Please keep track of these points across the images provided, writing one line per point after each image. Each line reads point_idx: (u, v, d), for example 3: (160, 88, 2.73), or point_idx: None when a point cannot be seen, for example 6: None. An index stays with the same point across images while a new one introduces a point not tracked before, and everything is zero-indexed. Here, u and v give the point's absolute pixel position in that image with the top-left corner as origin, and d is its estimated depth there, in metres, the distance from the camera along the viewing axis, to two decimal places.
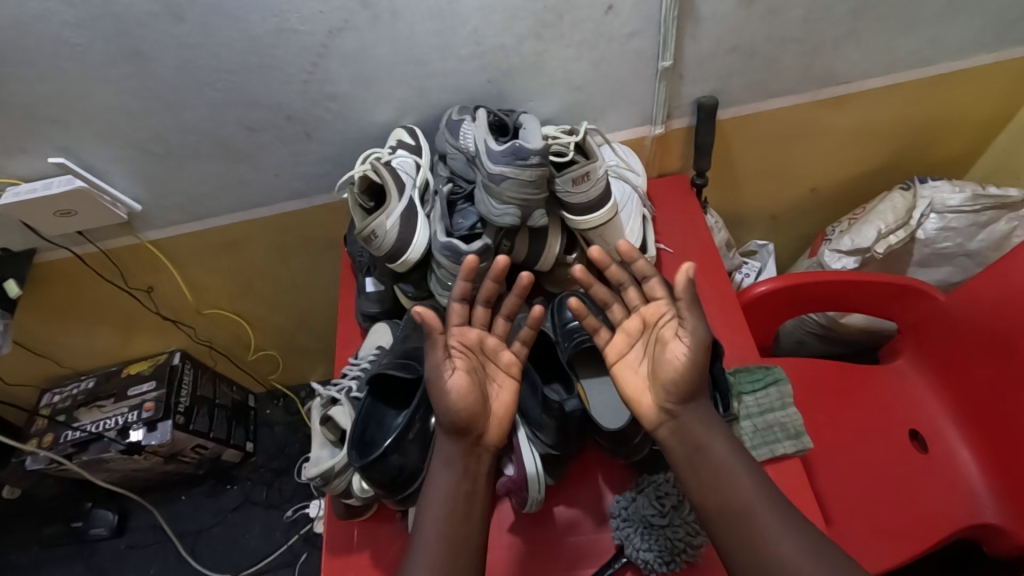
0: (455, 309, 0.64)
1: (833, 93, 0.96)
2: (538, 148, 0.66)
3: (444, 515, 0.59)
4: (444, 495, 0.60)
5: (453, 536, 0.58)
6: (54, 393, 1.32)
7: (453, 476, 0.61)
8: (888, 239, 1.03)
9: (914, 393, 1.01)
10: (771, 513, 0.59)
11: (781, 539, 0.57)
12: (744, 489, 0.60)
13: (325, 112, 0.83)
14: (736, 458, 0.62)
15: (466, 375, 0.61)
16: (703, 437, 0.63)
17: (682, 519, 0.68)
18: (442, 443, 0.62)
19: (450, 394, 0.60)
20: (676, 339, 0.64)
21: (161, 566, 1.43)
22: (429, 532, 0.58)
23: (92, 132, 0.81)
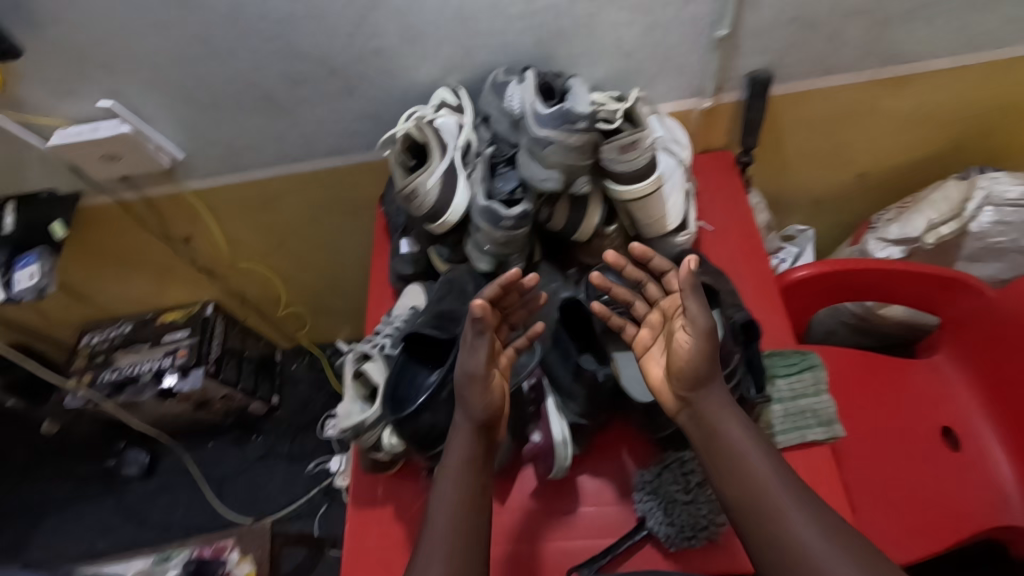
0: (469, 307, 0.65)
1: (895, 73, 0.92)
2: (586, 113, 0.65)
3: (459, 499, 0.60)
4: (456, 479, 0.61)
5: (468, 520, 0.59)
6: (93, 335, 1.37)
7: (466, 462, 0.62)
8: (939, 230, 0.99)
9: (950, 390, 0.98)
10: (783, 493, 0.58)
11: (795, 521, 0.56)
12: (757, 473, 0.59)
13: (369, 68, 0.82)
14: (751, 441, 0.61)
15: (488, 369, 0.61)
16: (719, 421, 0.62)
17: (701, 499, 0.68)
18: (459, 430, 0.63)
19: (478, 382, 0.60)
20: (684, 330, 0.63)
21: (187, 508, 1.49)
22: (442, 518, 0.59)
23: (140, 78, 0.81)
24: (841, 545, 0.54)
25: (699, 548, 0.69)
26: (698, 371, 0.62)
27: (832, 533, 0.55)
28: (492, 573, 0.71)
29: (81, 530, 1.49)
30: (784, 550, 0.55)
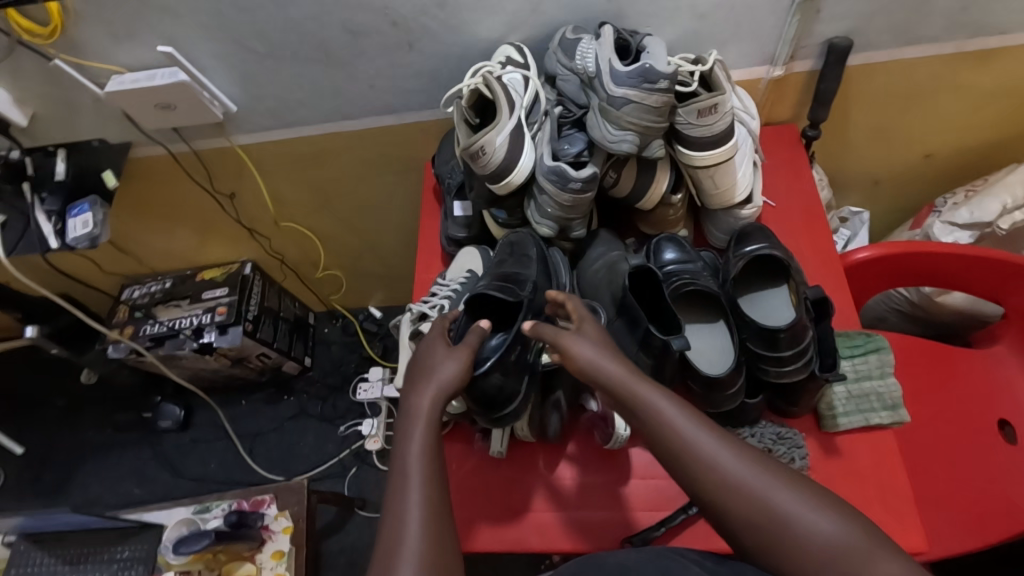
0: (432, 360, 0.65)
1: (981, 45, 0.87)
2: (668, 72, 0.62)
3: (426, 478, 0.56)
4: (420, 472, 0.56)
5: (439, 499, 0.55)
6: (134, 289, 1.39)
7: (427, 443, 0.58)
8: (1013, 214, 0.93)
9: (1011, 381, 0.95)
10: (708, 440, 0.55)
11: (737, 474, 0.53)
12: (688, 437, 0.55)
13: (431, 21, 0.79)
14: (664, 397, 0.58)
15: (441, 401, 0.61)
16: (637, 390, 0.58)
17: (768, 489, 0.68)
18: (421, 408, 0.61)
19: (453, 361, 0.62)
20: (584, 323, 0.64)
21: (221, 461, 1.52)
22: (413, 497, 0.54)
23: (198, 23, 0.79)
24: (774, 477, 0.52)
25: None
26: (590, 355, 0.60)
27: (769, 471, 0.53)
28: (538, 538, 0.72)
29: (118, 477, 1.53)
30: (730, 502, 0.52)
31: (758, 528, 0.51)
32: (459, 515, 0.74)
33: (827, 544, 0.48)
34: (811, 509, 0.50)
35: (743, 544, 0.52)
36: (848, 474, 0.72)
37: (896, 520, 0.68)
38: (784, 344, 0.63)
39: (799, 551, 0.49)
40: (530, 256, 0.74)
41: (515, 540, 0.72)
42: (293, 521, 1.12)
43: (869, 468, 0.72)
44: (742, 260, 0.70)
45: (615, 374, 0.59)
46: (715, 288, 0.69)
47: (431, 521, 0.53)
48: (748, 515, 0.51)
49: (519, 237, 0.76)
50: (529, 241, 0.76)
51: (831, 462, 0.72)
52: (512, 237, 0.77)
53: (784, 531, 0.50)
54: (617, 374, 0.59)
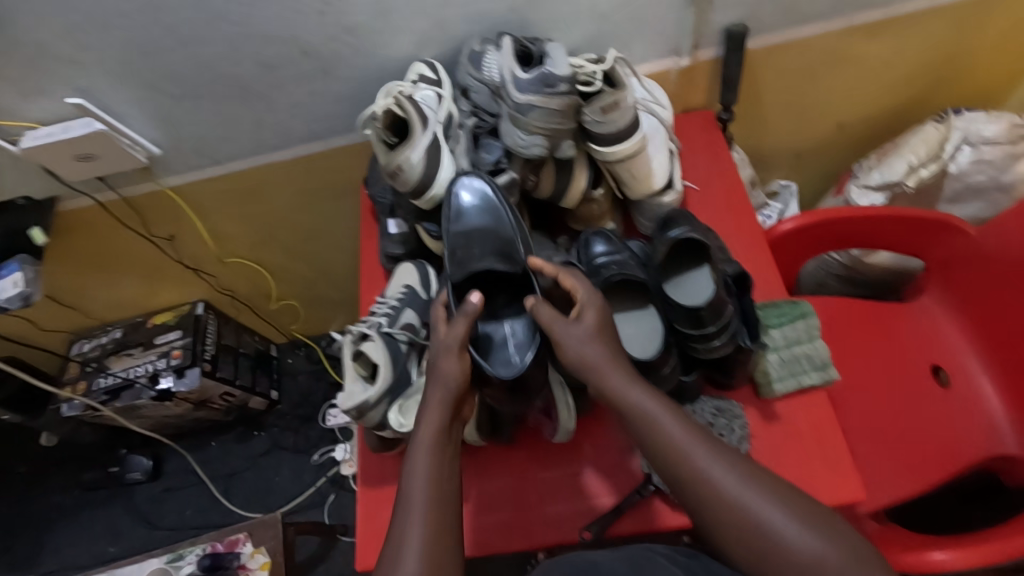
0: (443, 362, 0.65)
1: (868, 18, 0.92)
2: (566, 75, 0.65)
3: (431, 475, 0.60)
4: (425, 482, 0.59)
5: (442, 493, 0.59)
6: (84, 343, 1.36)
7: (430, 456, 0.61)
8: (919, 172, 1.01)
9: (938, 330, 1.01)
10: (709, 453, 0.59)
11: (728, 487, 0.57)
12: (684, 451, 0.59)
13: (342, 47, 0.81)
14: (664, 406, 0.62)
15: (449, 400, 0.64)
16: (632, 399, 0.62)
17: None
18: (432, 412, 0.63)
19: (454, 358, 0.64)
20: (585, 311, 0.65)
21: (197, 506, 1.49)
22: (417, 507, 0.58)
23: (107, 72, 0.79)
24: (763, 492, 0.57)
25: None
26: (583, 354, 0.64)
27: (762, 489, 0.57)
28: (514, 537, 0.73)
29: (92, 537, 1.49)
30: (718, 510, 0.57)
31: (744, 537, 0.55)
32: (481, 522, 0.74)
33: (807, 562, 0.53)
34: (795, 524, 0.55)
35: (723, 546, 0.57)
36: (789, 438, 0.75)
37: (835, 474, 0.72)
38: (708, 319, 0.67)
39: (787, 563, 0.54)
40: (500, 206, 0.71)
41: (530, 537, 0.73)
42: (270, 557, 1.11)
43: (808, 429, 0.75)
44: (665, 244, 0.72)
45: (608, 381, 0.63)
46: (642, 276, 0.72)
47: (431, 517, 0.57)
48: (735, 523, 0.56)
49: (476, 190, 0.72)
50: (495, 191, 0.72)
51: (771, 428, 0.76)
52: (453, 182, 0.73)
53: (770, 544, 0.54)
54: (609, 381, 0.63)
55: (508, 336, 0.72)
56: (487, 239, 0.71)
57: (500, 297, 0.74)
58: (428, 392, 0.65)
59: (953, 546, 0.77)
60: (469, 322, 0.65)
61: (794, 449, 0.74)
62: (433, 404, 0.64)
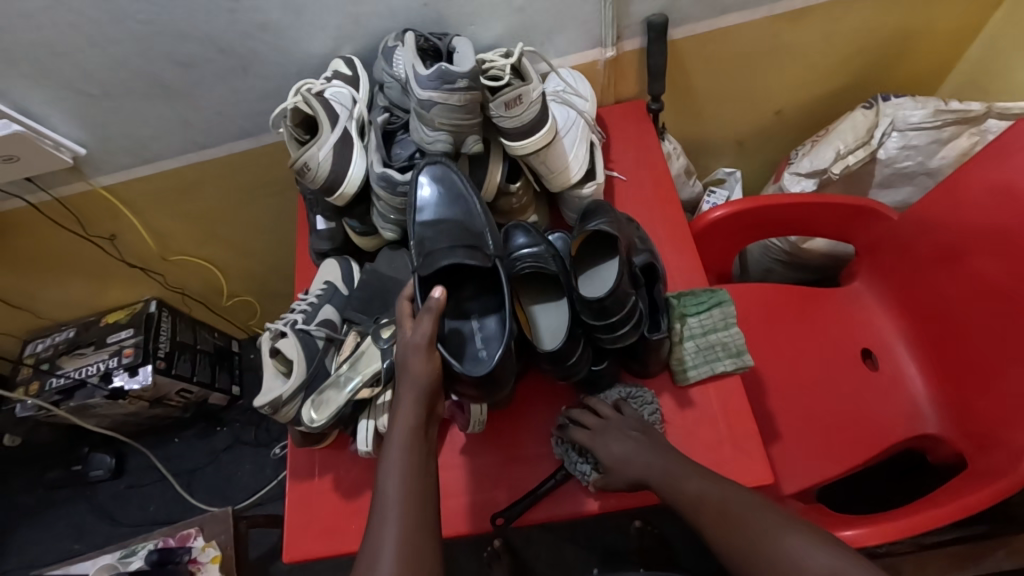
0: (408, 361, 0.63)
1: (791, 8, 0.93)
2: (466, 71, 0.65)
3: (406, 474, 0.60)
4: (399, 479, 0.60)
5: (419, 491, 0.60)
6: (37, 343, 1.36)
7: (406, 460, 0.61)
8: (847, 159, 1.02)
9: (867, 313, 1.03)
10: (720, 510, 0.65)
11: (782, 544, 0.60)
12: (735, 516, 0.63)
13: (258, 44, 0.81)
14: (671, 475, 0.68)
15: (417, 399, 0.63)
16: (680, 479, 0.67)
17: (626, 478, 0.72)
18: (406, 407, 0.63)
19: (421, 356, 0.63)
20: (614, 442, 0.72)
21: (159, 502, 1.50)
22: (391, 514, 0.58)
23: (21, 73, 0.79)
24: (821, 549, 0.59)
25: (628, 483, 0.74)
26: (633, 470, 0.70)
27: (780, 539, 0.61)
28: (452, 523, 0.75)
29: (56, 535, 1.50)
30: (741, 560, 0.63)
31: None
32: (477, 500, 0.76)
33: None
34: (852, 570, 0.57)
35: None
36: (702, 423, 0.77)
37: (742, 457, 0.74)
38: (612, 310, 0.68)
39: None
40: (464, 192, 0.70)
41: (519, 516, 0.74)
42: (221, 550, 1.12)
43: (721, 415, 0.77)
44: (583, 235, 0.74)
45: (662, 477, 0.68)
46: (558, 270, 0.72)
47: (405, 517, 0.58)
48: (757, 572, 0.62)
49: (434, 174, 0.71)
50: (455, 172, 0.70)
51: (685, 414, 0.78)
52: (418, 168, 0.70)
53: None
54: (663, 477, 0.68)
55: (477, 329, 0.72)
56: (451, 229, 0.68)
57: (467, 289, 0.73)
58: (400, 389, 0.64)
59: (865, 523, 0.78)
60: (435, 318, 0.63)
61: (706, 432, 0.76)
62: (405, 404, 0.63)
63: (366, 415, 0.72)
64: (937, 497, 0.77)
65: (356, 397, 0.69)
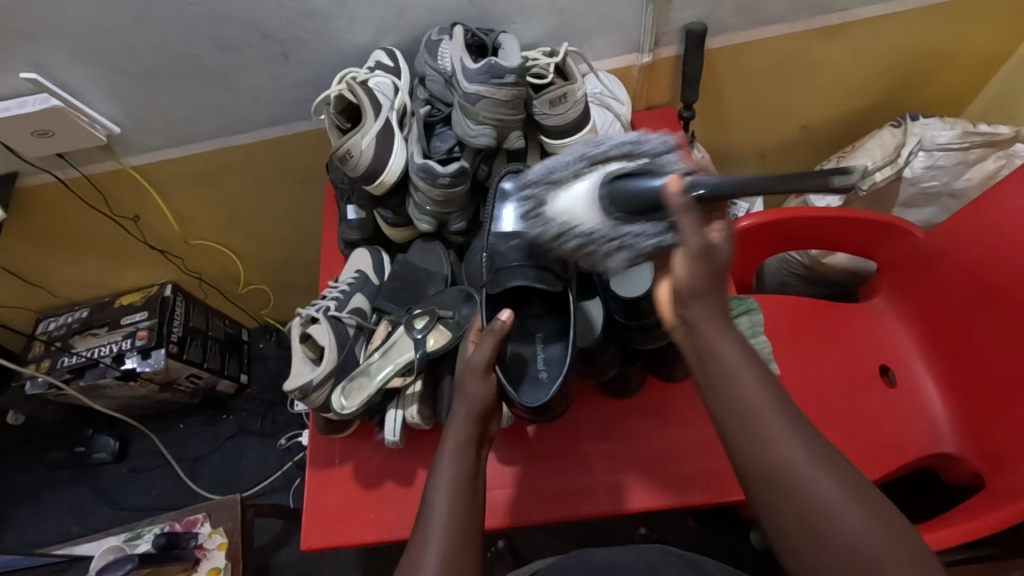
0: (468, 379, 0.64)
1: (827, 22, 0.94)
2: (514, 66, 0.66)
3: (455, 489, 0.59)
4: (448, 493, 0.58)
5: (466, 506, 0.58)
6: (49, 321, 1.35)
7: (457, 473, 0.60)
8: (874, 176, 1.02)
9: (886, 330, 1.03)
10: (781, 414, 0.51)
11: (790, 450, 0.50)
12: (745, 392, 0.52)
13: (302, 32, 0.81)
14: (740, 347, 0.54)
15: (471, 421, 0.63)
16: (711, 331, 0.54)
17: (604, 237, 0.57)
18: (456, 427, 0.63)
19: (477, 379, 0.64)
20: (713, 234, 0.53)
21: (161, 488, 1.49)
22: (435, 528, 0.56)
23: (64, 48, 0.79)
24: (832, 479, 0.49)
25: (670, 485, 0.75)
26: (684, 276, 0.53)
27: (843, 480, 0.49)
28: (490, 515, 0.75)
29: (55, 515, 1.49)
30: (771, 478, 0.50)
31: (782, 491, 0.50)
32: (516, 494, 0.76)
33: (858, 547, 0.47)
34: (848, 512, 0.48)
35: (766, 522, 0.51)
36: None
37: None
38: (647, 310, 0.69)
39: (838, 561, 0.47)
40: None
41: (559, 509, 0.75)
42: (227, 537, 1.12)
43: None
44: None
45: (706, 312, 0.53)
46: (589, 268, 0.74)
47: (452, 530, 0.56)
48: (763, 452, 0.51)
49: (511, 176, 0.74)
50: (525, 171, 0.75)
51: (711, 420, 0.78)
52: (500, 179, 0.75)
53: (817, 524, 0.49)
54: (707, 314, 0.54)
55: (539, 353, 0.71)
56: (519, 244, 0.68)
57: (534, 306, 0.73)
58: (454, 412, 0.65)
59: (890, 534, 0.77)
60: (497, 340, 0.64)
61: None
62: (459, 422, 0.63)
63: (394, 404, 0.72)
64: (962, 515, 0.77)
65: (387, 385, 0.69)
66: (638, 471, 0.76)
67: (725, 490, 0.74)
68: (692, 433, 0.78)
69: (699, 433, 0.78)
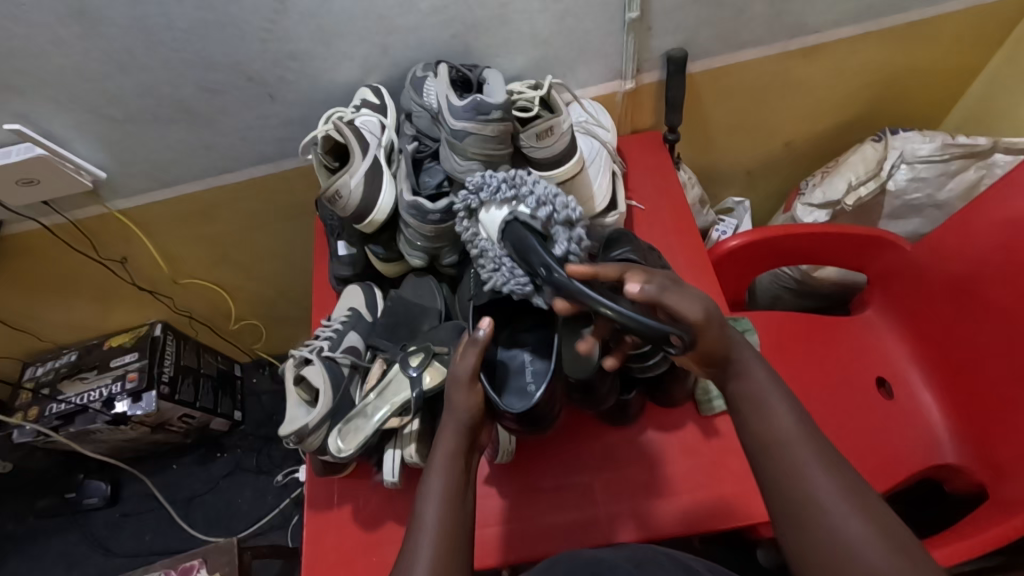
0: (458, 389, 0.62)
1: (804, 44, 0.95)
2: (500, 103, 0.67)
3: (445, 498, 0.57)
4: (438, 505, 0.56)
5: (456, 518, 0.56)
6: (37, 367, 1.33)
7: (447, 485, 0.57)
8: (858, 191, 1.05)
9: (880, 342, 1.04)
10: (808, 450, 0.52)
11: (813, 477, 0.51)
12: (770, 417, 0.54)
13: (287, 72, 0.82)
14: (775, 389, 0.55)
15: (459, 429, 0.61)
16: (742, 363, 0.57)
17: (492, 255, 0.64)
18: (445, 436, 0.61)
19: (465, 389, 0.62)
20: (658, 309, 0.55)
21: (155, 532, 1.46)
22: (425, 542, 0.54)
23: (47, 97, 0.79)
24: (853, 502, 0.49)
25: (673, 514, 0.74)
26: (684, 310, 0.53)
27: (874, 518, 0.48)
28: (489, 553, 0.74)
29: (46, 566, 1.44)
30: (801, 519, 0.50)
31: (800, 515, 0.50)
32: (515, 529, 0.75)
33: None
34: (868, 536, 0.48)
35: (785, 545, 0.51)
36: (729, 452, 0.77)
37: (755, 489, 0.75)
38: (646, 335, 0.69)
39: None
40: None
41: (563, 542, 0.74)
42: None
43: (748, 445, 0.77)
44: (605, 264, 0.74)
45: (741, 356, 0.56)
46: None
47: (442, 542, 0.54)
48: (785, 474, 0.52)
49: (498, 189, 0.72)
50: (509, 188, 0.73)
51: (712, 444, 0.78)
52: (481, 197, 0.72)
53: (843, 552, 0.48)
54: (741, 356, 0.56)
55: (526, 363, 0.72)
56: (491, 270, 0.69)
57: (523, 320, 0.74)
58: (443, 423, 0.63)
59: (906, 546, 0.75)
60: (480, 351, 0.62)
61: (734, 460, 0.77)
62: (449, 432, 0.61)
63: (392, 444, 0.71)
64: (964, 530, 0.74)
65: (383, 426, 0.69)
66: (641, 499, 0.75)
67: (728, 515, 0.74)
68: (694, 458, 0.77)
69: (701, 459, 0.77)
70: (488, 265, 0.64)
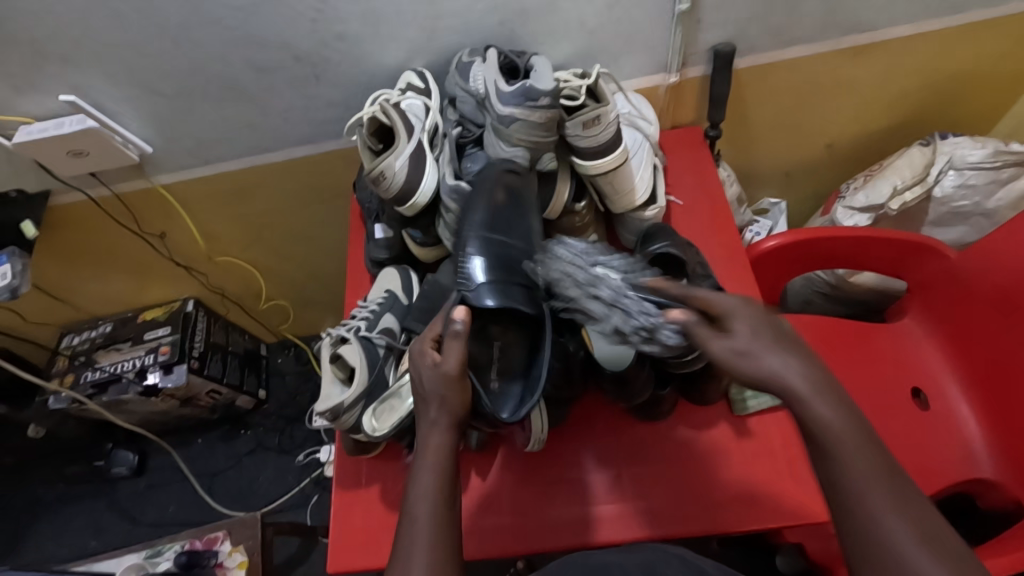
0: (436, 385, 0.59)
1: (856, 42, 0.93)
2: (548, 89, 0.67)
3: (436, 494, 0.55)
4: (429, 501, 0.54)
5: (449, 514, 0.54)
6: (74, 336, 1.36)
7: (437, 478, 0.56)
8: (904, 195, 1.02)
9: (918, 351, 1.01)
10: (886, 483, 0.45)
11: (887, 515, 0.45)
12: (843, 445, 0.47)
13: (334, 54, 0.82)
14: (822, 393, 0.48)
15: (446, 430, 0.58)
16: (780, 378, 0.49)
17: (632, 308, 0.60)
18: (432, 432, 0.59)
19: (451, 380, 0.59)
20: (736, 321, 0.51)
21: (179, 504, 1.49)
22: (419, 542, 0.52)
23: (101, 71, 0.81)
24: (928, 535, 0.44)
25: (699, 510, 0.74)
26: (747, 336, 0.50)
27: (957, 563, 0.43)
28: (513, 539, 0.74)
29: (73, 532, 1.48)
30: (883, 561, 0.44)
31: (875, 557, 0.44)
32: (541, 517, 0.75)
33: None
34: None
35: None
36: (759, 454, 0.76)
37: (778, 494, 0.73)
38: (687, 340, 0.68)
39: None
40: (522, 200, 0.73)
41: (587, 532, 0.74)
42: (247, 556, 1.11)
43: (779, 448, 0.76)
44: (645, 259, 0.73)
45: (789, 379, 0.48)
46: None
47: (436, 540, 0.52)
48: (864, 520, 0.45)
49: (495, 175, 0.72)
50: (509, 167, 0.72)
51: (742, 445, 0.77)
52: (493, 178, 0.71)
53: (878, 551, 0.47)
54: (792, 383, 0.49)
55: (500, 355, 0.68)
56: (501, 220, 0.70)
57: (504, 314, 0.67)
58: (420, 411, 0.61)
59: None
60: (461, 345, 0.59)
61: (763, 463, 0.76)
62: (433, 425, 0.59)
63: None
64: (999, 548, 0.72)
65: None
66: (667, 494, 0.75)
67: (752, 518, 0.73)
68: (723, 456, 0.77)
69: (729, 459, 0.76)
70: (606, 296, 0.61)
